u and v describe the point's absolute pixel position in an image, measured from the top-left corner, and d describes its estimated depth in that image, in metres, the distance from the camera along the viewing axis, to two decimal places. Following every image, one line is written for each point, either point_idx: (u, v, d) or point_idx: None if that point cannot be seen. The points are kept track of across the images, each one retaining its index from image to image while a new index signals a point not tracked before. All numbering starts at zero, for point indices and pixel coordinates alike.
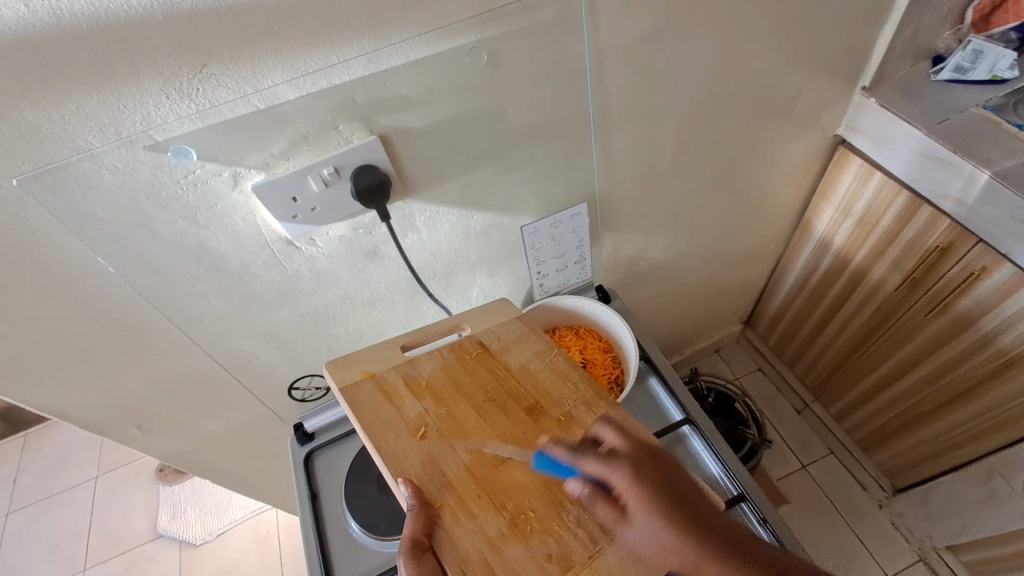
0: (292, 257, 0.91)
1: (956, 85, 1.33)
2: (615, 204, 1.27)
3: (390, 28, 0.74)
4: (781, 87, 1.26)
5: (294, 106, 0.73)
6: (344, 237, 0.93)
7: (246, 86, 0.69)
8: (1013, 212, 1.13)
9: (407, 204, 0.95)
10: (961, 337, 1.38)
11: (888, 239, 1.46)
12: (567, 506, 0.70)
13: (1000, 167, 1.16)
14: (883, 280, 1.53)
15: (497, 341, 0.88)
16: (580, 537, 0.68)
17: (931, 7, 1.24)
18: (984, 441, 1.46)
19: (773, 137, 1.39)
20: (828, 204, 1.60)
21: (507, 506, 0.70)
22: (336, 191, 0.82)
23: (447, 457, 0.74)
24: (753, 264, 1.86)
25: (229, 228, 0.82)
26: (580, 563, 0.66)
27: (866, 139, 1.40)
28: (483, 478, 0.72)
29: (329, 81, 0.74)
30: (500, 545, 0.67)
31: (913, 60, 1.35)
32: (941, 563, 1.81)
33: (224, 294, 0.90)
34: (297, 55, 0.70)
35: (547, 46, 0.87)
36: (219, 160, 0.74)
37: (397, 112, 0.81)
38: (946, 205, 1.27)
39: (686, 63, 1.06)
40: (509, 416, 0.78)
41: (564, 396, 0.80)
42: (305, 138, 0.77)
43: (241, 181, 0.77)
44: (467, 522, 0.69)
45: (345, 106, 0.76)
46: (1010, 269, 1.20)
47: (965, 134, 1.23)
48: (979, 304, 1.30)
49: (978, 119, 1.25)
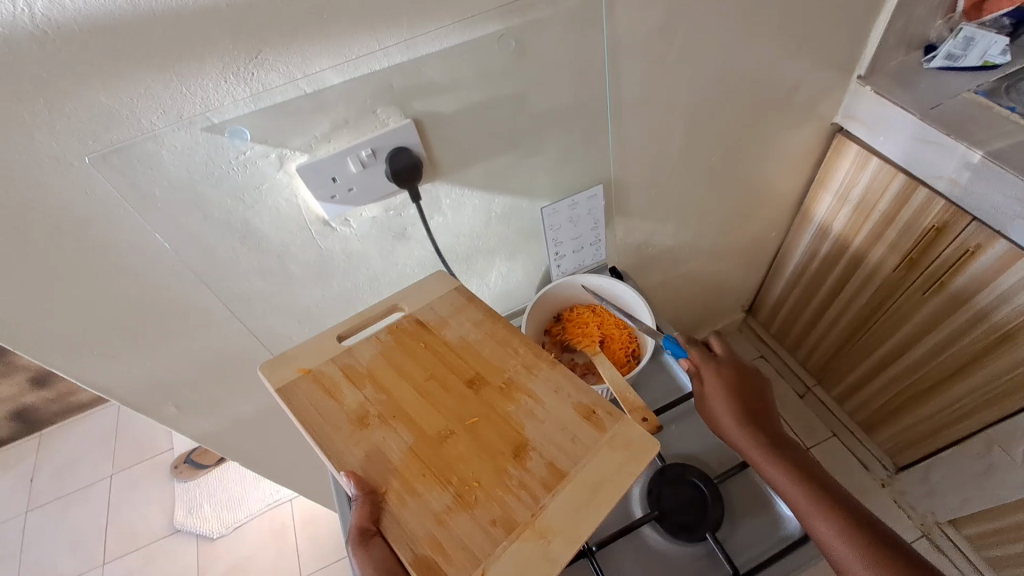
0: (327, 238, 0.98)
1: (948, 72, 1.39)
2: (626, 190, 1.33)
3: (425, 17, 0.80)
4: (783, 76, 1.33)
5: (337, 91, 0.80)
6: (375, 218, 0.99)
7: (295, 72, 0.77)
8: (1006, 191, 1.19)
9: (434, 187, 1.02)
10: (957, 314, 1.45)
11: (886, 222, 1.52)
12: (509, 472, 0.73)
13: (992, 148, 1.22)
14: (881, 262, 1.60)
15: (434, 317, 0.91)
16: (523, 498, 0.71)
17: None
18: (982, 415, 1.52)
19: (775, 126, 1.46)
20: (827, 190, 1.67)
21: (451, 480, 0.73)
22: (372, 172, 0.89)
23: (390, 442, 0.77)
24: (756, 252, 1.93)
25: (272, 209, 0.89)
26: (523, 523, 0.69)
27: (862, 126, 1.46)
28: (427, 456, 0.76)
29: (370, 67, 0.80)
30: (446, 518, 0.70)
31: (907, 50, 1.42)
32: (944, 538, 1.87)
33: (264, 272, 0.96)
34: (342, 43, 0.77)
35: (567, 35, 0.94)
36: (267, 142, 0.80)
37: (428, 97, 0.88)
38: (941, 186, 1.33)
39: (695, 53, 1.12)
40: (451, 392, 0.82)
41: (503, 364, 0.84)
42: (346, 121, 0.84)
43: (286, 162, 0.84)
44: (412, 501, 0.72)
45: (383, 91, 0.83)
46: (1004, 245, 1.26)
47: (959, 118, 1.29)
48: (974, 280, 1.37)
49: (971, 104, 1.32)
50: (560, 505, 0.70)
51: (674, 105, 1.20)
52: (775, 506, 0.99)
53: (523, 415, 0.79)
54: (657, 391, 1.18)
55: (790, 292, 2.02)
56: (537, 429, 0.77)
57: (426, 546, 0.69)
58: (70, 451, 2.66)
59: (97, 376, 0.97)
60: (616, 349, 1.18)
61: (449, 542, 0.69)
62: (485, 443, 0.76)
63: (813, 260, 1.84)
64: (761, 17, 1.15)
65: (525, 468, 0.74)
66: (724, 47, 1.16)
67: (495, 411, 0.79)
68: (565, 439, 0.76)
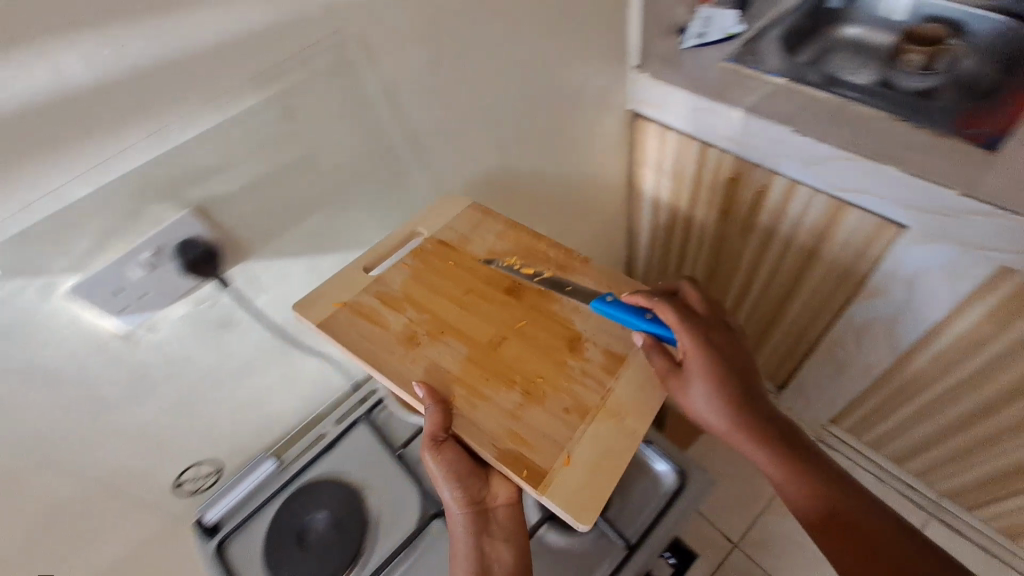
0: (135, 350, 0.92)
1: (703, 49, 1.57)
2: None
3: (167, 108, 0.78)
4: (564, 79, 1.43)
5: (87, 201, 0.76)
6: (185, 316, 0.95)
7: (26, 195, 0.71)
8: (767, 136, 1.36)
9: (247, 267, 1.00)
10: (772, 247, 1.62)
11: (695, 183, 1.67)
12: (569, 364, 0.94)
13: (747, 102, 1.39)
14: (704, 219, 1.75)
15: (455, 235, 1.13)
16: (591, 386, 0.91)
17: None
18: (819, 325, 1.71)
19: (577, 124, 1.56)
20: (646, 168, 1.81)
21: (515, 380, 0.91)
22: (162, 271, 0.87)
23: (444, 354, 0.95)
24: (607, 237, 2.05)
25: (54, 341, 0.82)
26: (596, 407, 0.89)
27: (651, 107, 1.61)
28: (485, 360, 0.94)
29: (117, 170, 0.77)
30: (521, 412, 0.88)
31: (666, 34, 1.58)
32: (833, 436, 2.09)
33: (68, 407, 0.88)
34: (75, 152, 0.73)
35: (330, 91, 0.95)
36: (21, 275, 0.75)
37: (200, 184, 0.87)
38: (723, 143, 1.49)
39: (470, 79, 1.18)
40: (491, 300, 1.02)
41: (543, 262, 1.07)
42: (113, 228, 0.81)
43: (58, 290, 0.79)
44: (484, 404, 0.89)
45: (147, 188, 0.81)
46: (782, 180, 1.43)
47: (718, 83, 1.46)
48: (774, 215, 1.53)
49: (726, 70, 1.49)
50: (626, 387, 0.91)
51: (470, 129, 1.25)
52: (651, 467, 1.07)
53: (568, 312, 1.01)
54: None
55: (648, 264, 2.18)
56: (585, 323, 0.99)
57: (510, 441, 0.85)
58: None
59: None
60: None
61: (528, 436, 0.85)
62: (538, 339, 0.97)
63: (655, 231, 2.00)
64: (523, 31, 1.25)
65: (585, 359, 0.95)
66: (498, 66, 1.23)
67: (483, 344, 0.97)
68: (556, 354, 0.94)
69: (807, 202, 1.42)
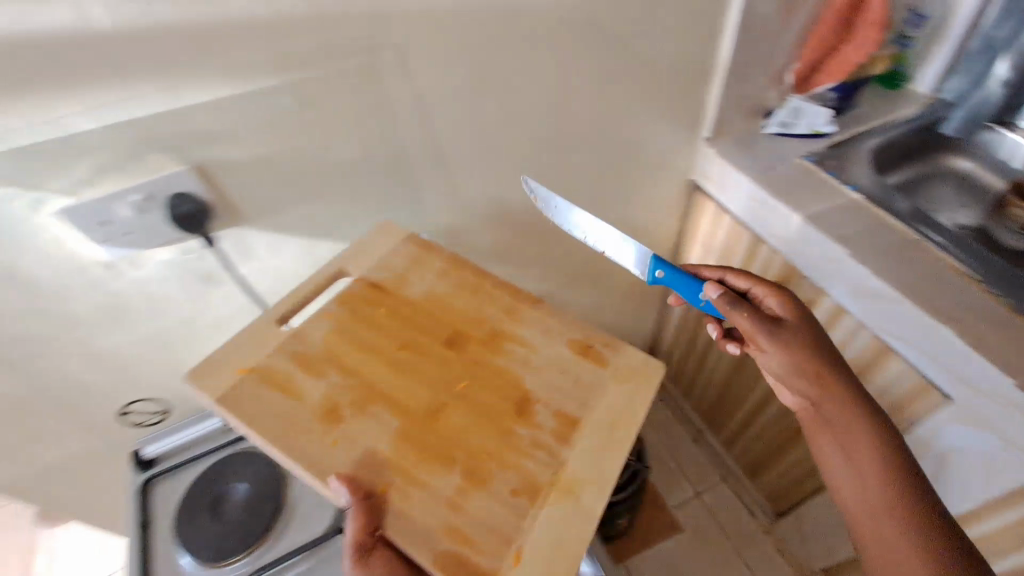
0: (119, 278, 1.03)
1: (784, 138, 1.59)
2: (461, 232, 1.42)
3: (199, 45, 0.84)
4: (620, 129, 1.41)
5: (93, 134, 0.85)
6: (169, 261, 1.06)
7: (31, 116, 0.80)
8: (822, 250, 1.33)
9: (240, 229, 1.09)
10: None
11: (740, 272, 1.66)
12: (516, 432, 0.85)
13: (811, 210, 1.38)
14: None
15: (385, 280, 1.02)
16: (540, 458, 0.83)
17: (748, 77, 1.46)
18: None
19: (631, 177, 1.57)
20: (696, 243, 1.85)
21: (454, 457, 0.82)
22: (146, 218, 0.97)
23: (372, 437, 0.83)
24: (641, 300, 2.01)
25: (39, 253, 0.93)
26: (547, 485, 0.81)
27: (714, 183, 1.60)
28: (420, 434, 0.84)
29: (130, 115, 0.86)
30: (459, 502, 0.78)
31: (750, 119, 1.58)
32: None
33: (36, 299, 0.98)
34: (94, 94, 0.82)
35: (363, 89, 1.02)
36: (21, 185, 0.85)
37: (206, 146, 0.95)
38: (772, 241, 1.48)
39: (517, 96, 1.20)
40: (435, 354, 0.93)
41: (484, 308, 0.99)
42: (119, 166, 0.90)
43: (43, 206, 0.88)
44: (421, 491, 0.79)
45: (153, 135, 0.90)
46: (827, 299, 1.40)
47: (782, 181, 1.45)
48: None
49: (799, 169, 1.49)
50: (580, 456, 0.83)
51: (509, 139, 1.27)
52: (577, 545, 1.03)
53: (516, 361, 0.93)
54: None
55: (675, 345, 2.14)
56: (536, 380, 0.91)
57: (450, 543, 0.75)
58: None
59: None
60: None
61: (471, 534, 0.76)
62: (485, 406, 0.88)
63: (685, 319, 1.97)
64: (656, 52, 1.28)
65: (536, 426, 0.86)
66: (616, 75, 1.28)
67: (484, 366, 0.92)
68: (567, 381, 0.91)
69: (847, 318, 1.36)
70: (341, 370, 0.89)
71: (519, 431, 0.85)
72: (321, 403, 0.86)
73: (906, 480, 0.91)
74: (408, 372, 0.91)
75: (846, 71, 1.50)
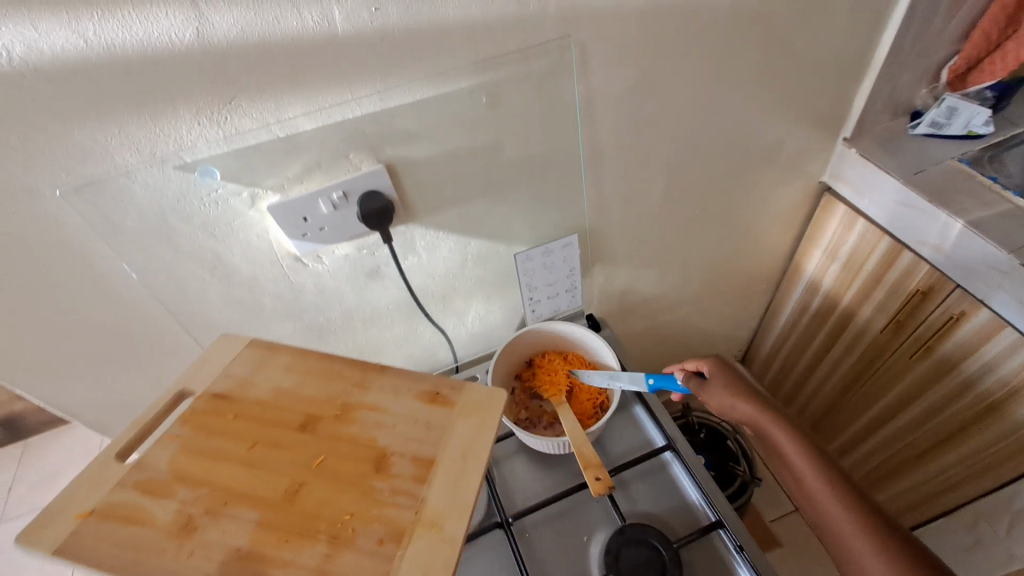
0: (301, 272, 1.11)
1: (934, 139, 1.48)
2: (603, 233, 1.40)
3: (397, 74, 0.93)
4: (766, 134, 1.39)
5: (309, 134, 0.93)
6: (348, 255, 1.12)
7: (268, 117, 0.90)
8: (986, 259, 1.24)
9: (408, 229, 1.13)
10: (943, 381, 1.49)
11: (873, 282, 1.58)
12: (375, 488, 0.73)
13: (973, 216, 1.28)
14: (869, 322, 1.65)
15: (231, 384, 0.83)
16: (402, 503, 0.71)
17: (904, 70, 1.38)
18: (975, 484, 1.54)
19: (759, 183, 1.52)
20: (816, 247, 1.73)
21: (319, 527, 0.69)
22: (343, 214, 1.02)
23: (232, 529, 0.68)
24: (749, 298, 1.95)
25: (244, 242, 1.03)
26: (410, 526, 0.69)
27: (849, 186, 1.53)
28: (282, 518, 0.70)
29: (342, 115, 0.93)
30: (327, 565, 0.66)
31: (893, 115, 1.49)
32: None
33: (232, 298, 1.11)
34: (316, 94, 0.90)
35: (537, 89, 1.04)
36: (239, 180, 0.94)
37: (401, 144, 1.00)
38: (924, 251, 1.39)
39: (674, 111, 1.22)
40: (285, 447, 0.76)
41: (332, 392, 0.83)
42: (318, 165, 0.97)
43: (258, 201, 0.98)
44: (284, 567, 0.66)
45: (356, 136, 0.96)
46: (987, 313, 1.30)
47: (940, 186, 1.36)
48: (959, 348, 1.41)
49: (954, 171, 1.40)
50: (438, 492, 0.72)
51: (657, 153, 1.29)
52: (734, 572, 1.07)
53: (370, 428, 0.79)
54: (628, 443, 1.28)
55: (779, 348, 2.08)
56: (390, 435, 0.78)
57: None
58: (49, 463, 2.81)
59: (53, 386, 1.16)
60: (585, 399, 1.27)
61: None
62: (341, 472, 0.74)
63: (803, 315, 1.90)
64: (811, 46, 1.26)
65: (391, 477, 0.74)
66: (776, 68, 1.25)
67: (339, 440, 0.78)
68: (419, 431, 0.78)
69: (1008, 335, 1.28)
70: (194, 482, 0.72)
71: (377, 486, 0.73)
72: (174, 519, 0.69)
73: (874, 522, 0.90)
74: (255, 464, 0.75)
75: (1012, 68, 1.35)
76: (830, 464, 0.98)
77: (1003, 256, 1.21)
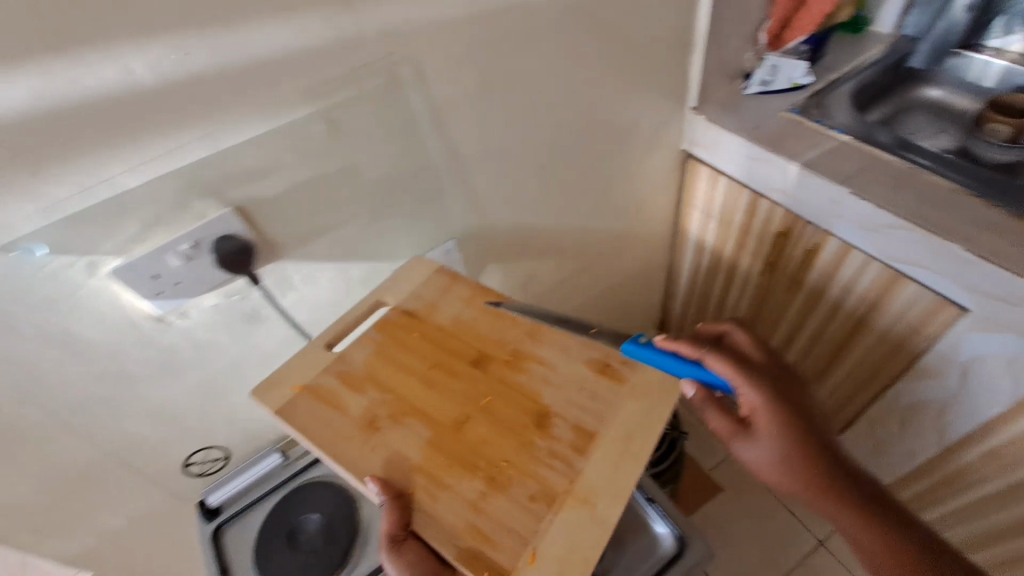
0: (167, 334, 1.01)
1: (768, 96, 1.64)
2: (488, 230, 1.43)
3: (229, 110, 0.86)
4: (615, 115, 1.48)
5: (136, 191, 0.84)
6: (216, 306, 1.03)
7: (87, 180, 0.80)
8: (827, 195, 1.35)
9: (280, 266, 1.08)
10: (818, 308, 1.61)
11: (742, 232, 1.71)
12: (538, 444, 0.82)
13: (804, 158, 1.41)
14: (749, 268, 1.79)
15: (420, 305, 1.02)
16: (557, 467, 0.80)
17: (716, 43, 1.54)
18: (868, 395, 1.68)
19: (624, 161, 1.62)
20: (694, 208, 1.88)
21: (479, 467, 0.81)
22: (198, 263, 0.94)
23: (406, 440, 0.85)
24: (649, 267, 2.08)
25: (93, 319, 0.91)
26: (563, 491, 0.77)
27: (706, 150, 1.67)
28: (448, 445, 0.84)
29: (172, 164, 0.85)
30: (482, 504, 0.77)
31: (729, 81, 1.65)
32: None
33: (100, 382, 0.98)
34: (143, 145, 0.82)
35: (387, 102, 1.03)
36: (70, 252, 0.83)
37: (251, 181, 0.94)
38: (776, 196, 1.51)
39: (524, 106, 1.25)
40: (461, 376, 0.92)
41: (505, 337, 0.96)
42: (156, 219, 0.88)
43: (97, 267, 0.87)
44: (445, 494, 0.79)
45: (194, 185, 0.89)
46: (835, 242, 1.42)
47: (776, 135, 1.51)
48: (822, 277, 1.53)
49: (785, 121, 1.53)
50: (595, 470, 0.79)
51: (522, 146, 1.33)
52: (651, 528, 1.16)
53: (538, 382, 0.89)
54: None
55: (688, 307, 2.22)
56: (555, 396, 0.87)
57: (470, 538, 0.74)
58: None
59: None
60: None
61: (490, 530, 0.75)
62: (504, 419, 0.86)
63: (697, 275, 2.05)
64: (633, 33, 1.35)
65: (553, 437, 0.83)
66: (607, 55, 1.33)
67: (504, 384, 0.90)
68: (583, 399, 0.87)
69: (854, 255, 1.39)
70: (381, 386, 0.91)
71: (537, 443, 0.83)
72: (364, 419, 0.87)
73: (850, 507, 0.90)
74: (432, 385, 0.91)
75: (817, 21, 1.58)
76: (858, 495, 0.92)
77: (835, 187, 1.33)
